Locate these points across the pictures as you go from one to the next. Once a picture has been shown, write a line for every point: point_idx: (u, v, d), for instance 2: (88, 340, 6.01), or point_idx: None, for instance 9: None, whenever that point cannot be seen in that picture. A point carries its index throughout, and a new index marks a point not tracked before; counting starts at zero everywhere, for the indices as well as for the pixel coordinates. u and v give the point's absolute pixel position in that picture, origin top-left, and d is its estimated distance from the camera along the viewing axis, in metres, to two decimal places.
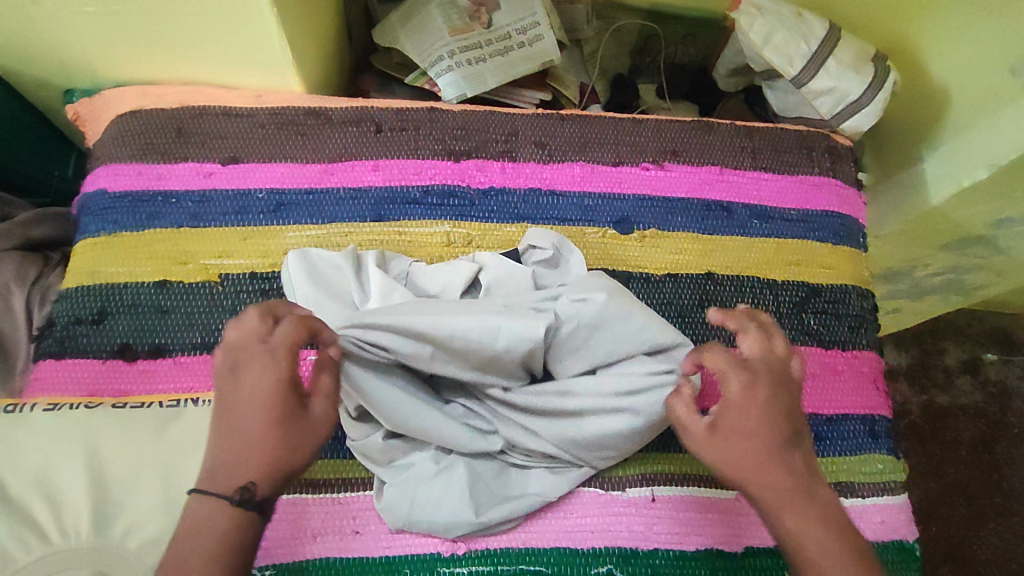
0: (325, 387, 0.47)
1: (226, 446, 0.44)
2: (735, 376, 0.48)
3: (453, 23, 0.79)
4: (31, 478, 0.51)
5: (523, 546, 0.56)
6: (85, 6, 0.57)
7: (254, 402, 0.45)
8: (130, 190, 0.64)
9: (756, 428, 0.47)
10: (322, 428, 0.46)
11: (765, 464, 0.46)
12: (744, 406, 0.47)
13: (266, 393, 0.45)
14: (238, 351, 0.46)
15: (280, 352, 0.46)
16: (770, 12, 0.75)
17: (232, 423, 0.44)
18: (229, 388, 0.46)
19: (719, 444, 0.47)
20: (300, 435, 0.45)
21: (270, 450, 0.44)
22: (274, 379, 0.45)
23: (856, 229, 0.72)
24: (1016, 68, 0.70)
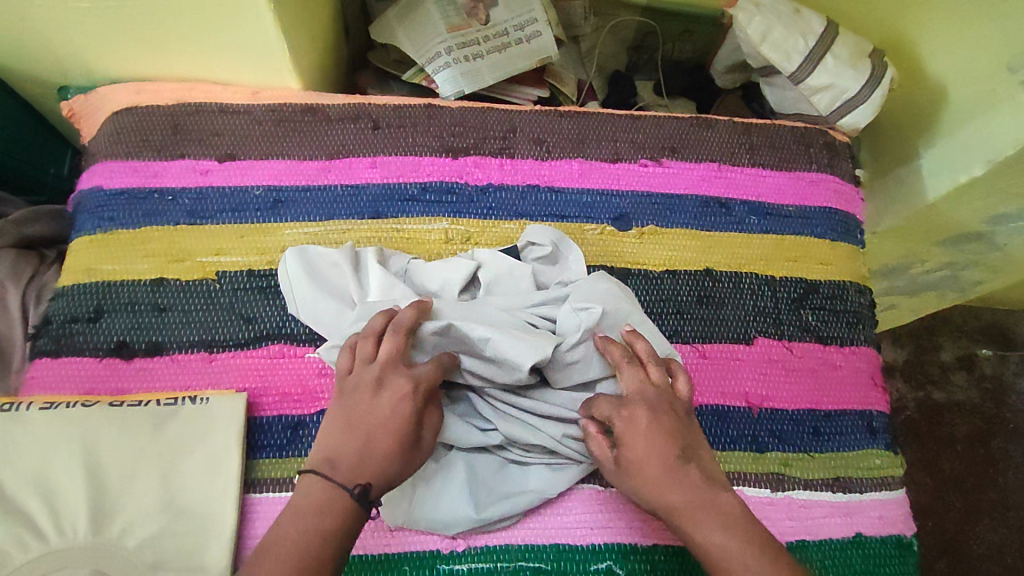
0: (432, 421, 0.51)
1: (348, 459, 0.47)
2: (621, 413, 0.50)
3: (451, 20, 0.79)
4: (29, 478, 0.51)
5: (523, 542, 0.56)
6: (79, 2, 0.57)
7: (388, 426, 0.48)
8: (126, 187, 0.64)
9: (646, 455, 0.48)
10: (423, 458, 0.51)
11: (659, 490, 0.47)
12: (637, 438, 0.49)
13: (398, 419, 0.48)
14: (376, 371, 0.50)
15: (422, 384, 0.50)
16: (769, 7, 0.75)
17: (363, 439, 0.47)
18: (360, 404, 0.48)
19: (621, 478, 0.50)
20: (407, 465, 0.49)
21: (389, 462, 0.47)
22: (409, 403, 0.49)
23: (854, 225, 0.72)
24: (1012, 66, 0.70)
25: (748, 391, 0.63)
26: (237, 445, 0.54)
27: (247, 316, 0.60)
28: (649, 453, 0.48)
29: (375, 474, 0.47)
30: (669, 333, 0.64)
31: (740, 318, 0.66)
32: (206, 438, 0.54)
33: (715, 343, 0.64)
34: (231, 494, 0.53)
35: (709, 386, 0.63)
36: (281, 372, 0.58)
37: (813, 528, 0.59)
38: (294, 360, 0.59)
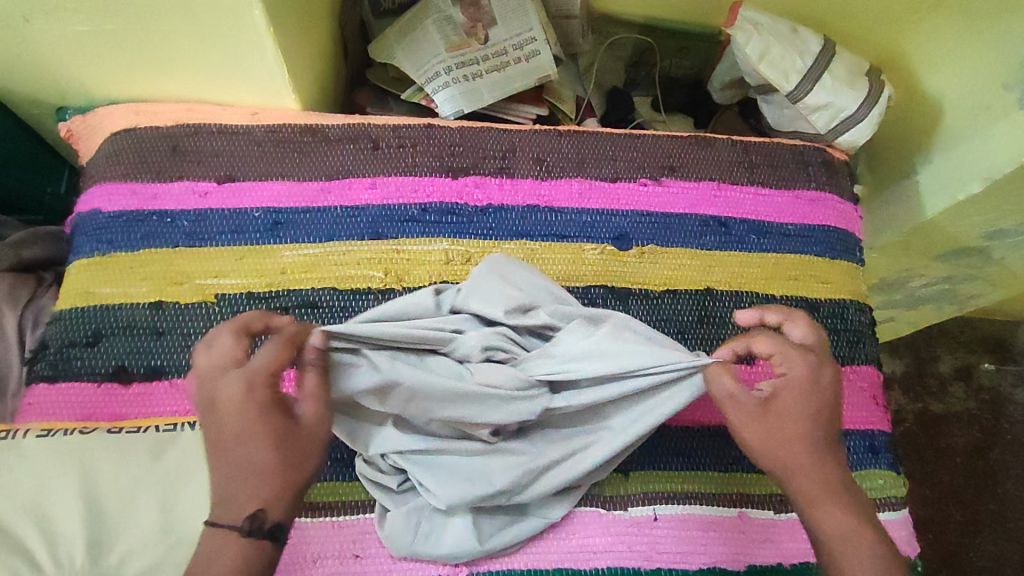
0: (308, 388, 0.47)
1: (221, 480, 0.44)
2: (793, 360, 0.50)
3: (450, 39, 0.79)
4: (26, 507, 0.50)
5: (526, 567, 0.55)
6: (80, 25, 0.57)
7: (240, 435, 0.44)
8: (125, 209, 0.63)
9: (797, 414, 0.49)
10: (317, 432, 0.46)
11: (785, 452, 0.48)
12: (792, 391, 0.50)
13: (252, 419, 0.44)
14: (206, 378, 0.46)
15: (258, 378, 0.45)
16: (765, 27, 0.76)
17: (228, 467, 0.44)
18: (212, 423, 0.45)
19: (757, 423, 0.49)
20: (296, 451, 0.44)
21: (280, 463, 0.44)
22: (267, 397, 0.45)
23: (853, 243, 0.72)
24: (1009, 84, 0.70)
25: None
26: None
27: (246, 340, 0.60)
28: (795, 411, 0.49)
29: (264, 494, 0.43)
30: None
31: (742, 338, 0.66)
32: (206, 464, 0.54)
33: None
34: None
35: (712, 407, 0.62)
36: None
37: None
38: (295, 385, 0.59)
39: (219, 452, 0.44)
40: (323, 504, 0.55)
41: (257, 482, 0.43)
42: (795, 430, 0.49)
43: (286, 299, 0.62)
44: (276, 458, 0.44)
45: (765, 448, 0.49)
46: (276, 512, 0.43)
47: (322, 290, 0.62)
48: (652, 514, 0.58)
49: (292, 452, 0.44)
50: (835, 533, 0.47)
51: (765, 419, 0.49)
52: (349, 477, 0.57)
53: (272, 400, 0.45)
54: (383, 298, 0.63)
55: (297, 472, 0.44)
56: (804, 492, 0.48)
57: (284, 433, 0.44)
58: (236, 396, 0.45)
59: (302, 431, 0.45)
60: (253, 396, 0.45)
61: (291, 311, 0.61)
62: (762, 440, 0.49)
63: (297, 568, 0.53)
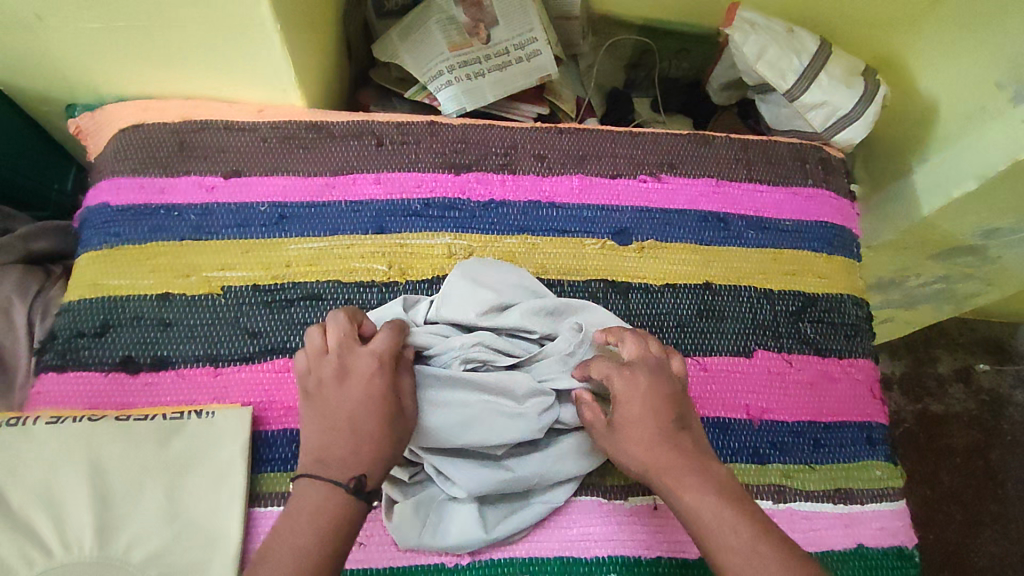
0: (408, 388, 0.52)
1: (336, 442, 0.49)
2: (635, 369, 0.52)
3: (453, 39, 0.81)
4: (35, 493, 0.51)
5: (527, 556, 0.56)
6: (91, 22, 0.58)
7: (366, 406, 0.49)
8: (132, 203, 0.65)
9: (639, 419, 0.50)
10: (414, 421, 0.52)
11: (636, 459, 0.50)
12: (635, 398, 0.51)
13: (376, 397, 0.50)
14: (335, 355, 0.51)
15: (386, 360, 0.51)
16: (762, 28, 0.77)
17: (348, 431, 0.49)
18: (333, 394, 0.50)
19: (611, 438, 0.52)
20: (400, 431, 0.50)
21: (387, 441, 0.49)
22: (388, 380, 0.51)
23: (850, 239, 0.73)
24: (1002, 82, 0.71)
25: (747, 403, 0.64)
26: (243, 460, 0.55)
27: (252, 331, 0.61)
28: (627, 420, 0.51)
29: (369, 459, 0.48)
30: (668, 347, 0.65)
31: (740, 331, 0.66)
32: (213, 452, 0.55)
33: (718, 356, 0.65)
34: (235, 509, 0.53)
35: (711, 400, 0.63)
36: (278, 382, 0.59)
37: (815, 539, 0.60)
38: None
39: (334, 421, 0.49)
40: None
41: (364, 449, 0.48)
42: (647, 438, 0.50)
43: (291, 291, 0.63)
44: (385, 436, 0.49)
45: (622, 460, 0.51)
46: (377, 477, 0.48)
47: (327, 283, 0.63)
48: (652, 504, 0.58)
49: (393, 436, 0.50)
50: (709, 525, 0.46)
51: (616, 431, 0.51)
52: None
53: (389, 381, 0.51)
54: (387, 291, 0.64)
55: (394, 452, 0.50)
56: (671, 489, 0.48)
57: (393, 415, 0.50)
58: (366, 369, 0.50)
59: (404, 421, 0.51)
60: (384, 373, 0.50)
61: (296, 303, 0.62)
62: (620, 452, 0.51)
63: None
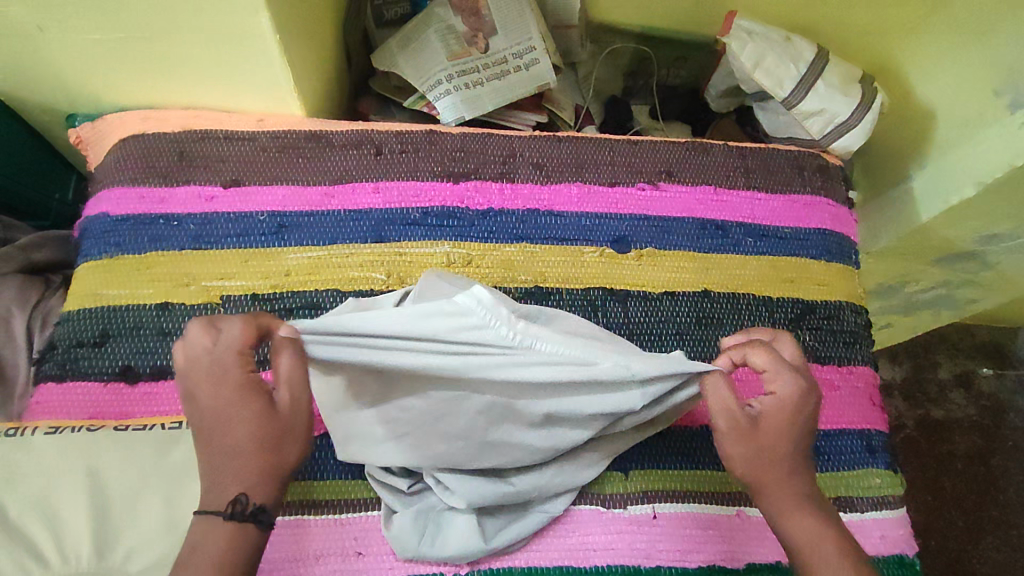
0: (290, 375, 0.43)
1: (216, 462, 0.42)
2: (782, 377, 0.48)
3: (451, 48, 0.81)
4: (33, 503, 0.51)
5: (526, 565, 0.56)
6: (91, 33, 0.58)
7: (230, 420, 0.42)
8: (131, 213, 0.65)
9: (781, 431, 0.48)
10: (300, 418, 0.44)
11: (764, 468, 0.48)
12: (780, 412, 0.48)
13: (238, 409, 0.42)
14: (189, 370, 0.43)
15: (230, 355, 0.43)
16: (760, 36, 0.78)
17: (218, 451, 0.42)
18: (196, 410, 0.43)
19: (739, 437, 0.48)
20: (278, 434, 0.43)
21: (260, 447, 0.42)
22: (241, 374, 0.43)
23: (848, 246, 0.73)
24: (1000, 90, 0.72)
25: None
26: None
27: None
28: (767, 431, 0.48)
29: (245, 477, 0.42)
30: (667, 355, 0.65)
31: None
32: None
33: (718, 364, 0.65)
34: None
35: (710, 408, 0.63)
36: None
37: None
38: None
39: (208, 441, 0.43)
40: (324, 502, 0.56)
41: (235, 461, 0.42)
42: (780, 449, 0.48)
43: (290, 300, 0.63)
44: (252, 442, 0.42)
45: (743, 462, 0.48)
46: (262, 495, 0.43)
47: (326, 292, 0.63)
48: (651, 512, 0.58)
49: (270, 441, 0.42)
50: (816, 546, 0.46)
51: (754, 437, 0.48)
52: (350, 476, 0.57)
53: (247, 378, 0.43)
54: None
55: (273, 457, 0.43)
56: (781, 507, 0.48)
57: (263, 421, 0.42)
58: (211, 371, 0.42)
59: (280, 418, 0.43)
60: (230, 372, 0.42)
61: (295, 312, 0.62)
62: (748, 455, 0.48)
63: (299, 565, 0.54)
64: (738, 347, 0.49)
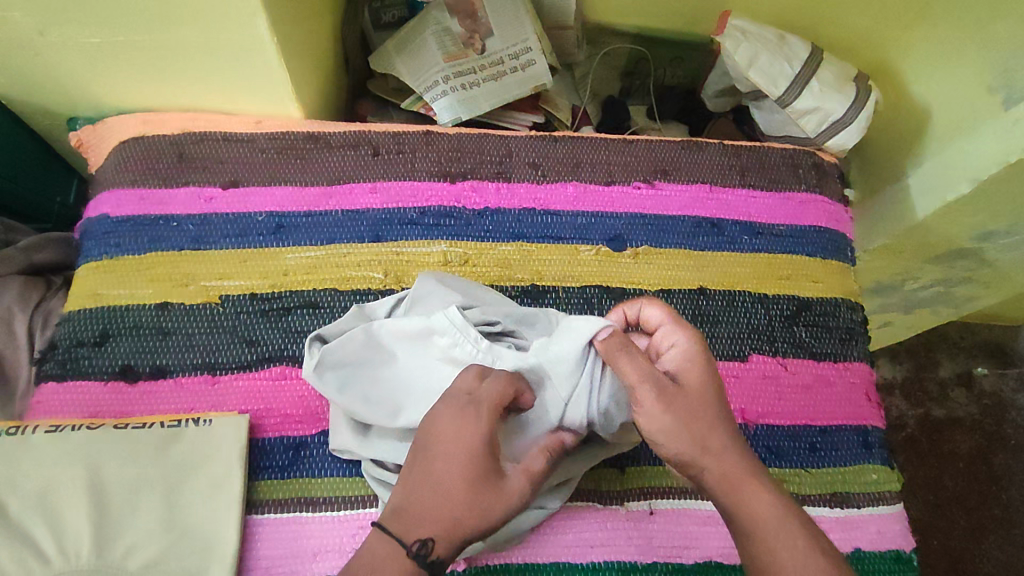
0: (531, 466, 0.47)
1: (422, 498, 0.44)
2: (678, 331, 0.50)
3: (448, 50, 0.82)
4: (33, 501, 0.52)
5: (524, 561, 0.56)
6: (92, 37, 0.59)
7: (455, 464, 0.45)
8: (132, 214, 0.65)
9: (698, 386, 0.48)
10: (513, 500, 0.45)
11: (685, 431, 0.46)
12: (689, 365, 0.49)
13: (468, 453, 0.45)
14: (445, 401, 0.47)
15: (485, 406, 0.46)
16: (754, 35, 0.78)
17: (433, 490, 0.44)
18: (430, 444, 0.46)
19: (661, 400, 0.46)
20: (490, 502, 0.44)
21: (466, 506, 0.44)
22: (489, 436, 0.45)
23: (844, 244, 0.73)
24: (993, 86, 0.72)
25: (743, 408, 0.64)
26: (239, 466, 0.55)
27: (250, 339, 0.61)
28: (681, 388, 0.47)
29: (435, 525, 0.43)
30: None
31: (734, 336, 0.67)
32: (209, 459, 0.55)
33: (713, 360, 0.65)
34: (232, 517, 0.54)
35: None
36: (276, 390, 0.60)
37: None
38: (297, 382, 0.60)
39: (427, 474, 0.45)
40: (323, 499, 0.56)
41: (439, 510, 0.44)
42: (702, 405, 0.47)
43: (288, 299, 0.63)
44: (463, 499, 0.44)
45: (665, 428, 0.46)
46: (442, 551, 0.43)
47: (324, 291, 0.64)
48: (648, 509, 0.59)
49: (482, 506, 0.44)
50: (770, 517, 0.44)
51: (674, 397, 0.47)
52: (349, 474, 0.57)
53: (489, 440, 0.45)
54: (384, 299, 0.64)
55: (475, 525, 0.44)
56: (724, 479, 0.46)
57: (485, 482, 0.44)
58: (478, 426, 0.45)
59: (502, 496, 0.45)
60: (482, 426, 0.45)
61: (293, 311, 0.63)
62: (667, 419, 0.46)
63: (298, 562, 0.54)
64: (632, 306, 0.53)
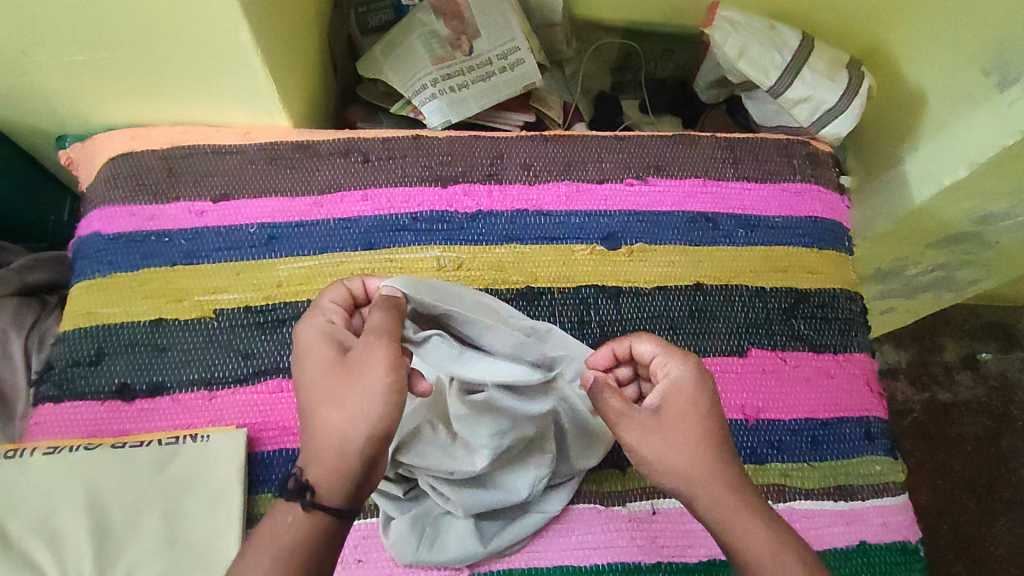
0: (375, 324, 0.45)
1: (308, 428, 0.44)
2: (674, 358, 0.48)
3: (435, 52, 0.81)
4: (33, 524, 0.53)
5: (527, 566, 0.56)
6: (75, 56, 0.59)
7: (316, 378, 0.44)
8: (123, 231, 0.65)
9: (688, 423, 0.46)
10: (366, 372, 0.43)
11: (700, 406, 0.47)
12: (685, 394, 0.47)
13: (317, 357, 0.45)
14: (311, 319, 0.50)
15: (317, 305, 0.50)
16: (743, 26, 0.78)
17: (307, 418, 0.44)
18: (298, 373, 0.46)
19: (685, 361, 0.48)
20: (344, 392, 0.43)
21: (327, 398, 0.43)
22: (318, 328, 0.47)
23: (840, 233, 0.73)
24: (988, 69, 0.71)
25: (743, 403, 0.64)
26: (239, 481, 0.56)
27: (245, 352, 0.61)
28: (699, 361, 0.48)
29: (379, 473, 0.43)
30: None
31: (733, 331, 0.66)
32: (209, 475, 0.56)
33: (710, 356, 0.65)
34: (233, 531, 0.54)
35: None
36: (274, 404, 0.60)
37: (816, 538, 0.60)
38: (295, 394, 0.60)
39: (304, 399, 0.45)
40: None
41: (313, 426, 0.43)
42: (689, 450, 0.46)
43: (282, 311, 0.63)
44: (322, 402, 0.43)
45: (688, 390, 0.47)
46: None
47: None
48: (651, 508, 0.59)
49: (334, 394, 0.43)
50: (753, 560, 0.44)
51: (686, 395, 0.47)
52: None
53: (319, 329, 0.47)
54: None
55: (338, 422, 0.42)
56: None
57: (337, 373, 0.44)
58: (317, 318, 0.48)
59: (351, 375, 0.43)
60: (313, 319, 0.48)
61: (288, 323, 0.63)
62: (694, 385, 0.47)
63: None
64: (620, 342, 0.51)
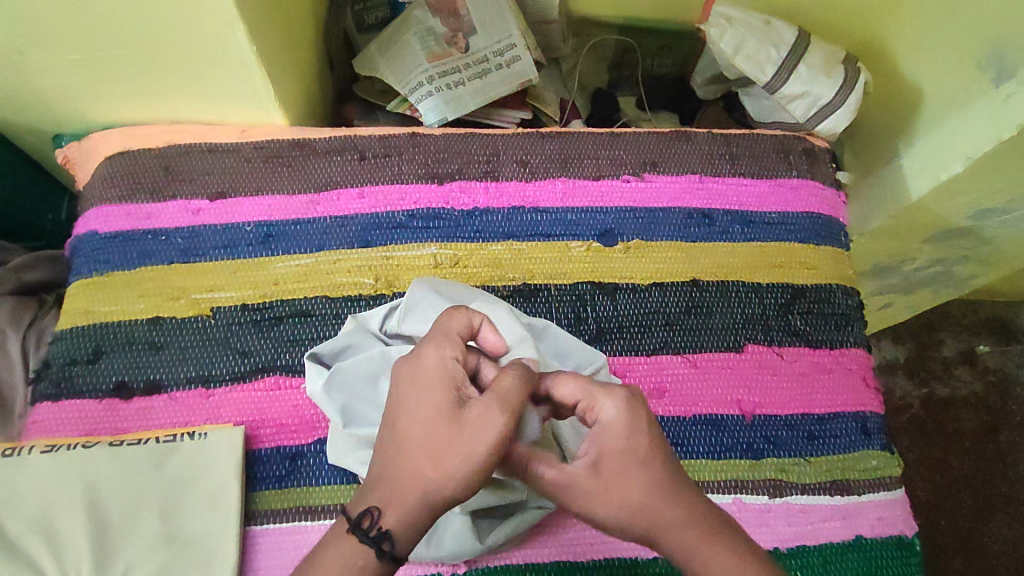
0: (503, 388, 0.43)
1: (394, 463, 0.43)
2: (602, 397, 0.45)
3: (432, 50, 0.81)
4: (32, 522, 0.53)
5: (523, 561, 0.56)
6: (70, 54, 0.59)
7: (424, 416, 0.44)
8: (120, 230, 0.65)
9: (627, 468, 0.43)
10: (482, 436, 0.42)
11: (634, 445, 0.43)
12: (620, 436, 0.44)
13: (433, 399, 0.44)
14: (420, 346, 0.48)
15: (448, 333, 0.48)
16: (739, 21, 0.77)
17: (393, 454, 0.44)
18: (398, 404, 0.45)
19: (612, 395, 0.45)
20: (451, 444, 0.42)
21: (422, 443, 0.43)
22: (438, 366, 0.45)
23: (837, 228, 0.73)
24: (984, 64, 0.71)
25: (740, 399, 0.64)
26: (236, 479, 0.56)
27: (243, 351, 0.61)
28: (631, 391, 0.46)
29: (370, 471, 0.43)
30: (658, 344, 0.65)
31: (729, 326, 0.66)
32: (206, 473, 0.56)
33: (707, 352, 0.65)
34: (230, 529, 0.54)
35: (700, 396, 0.63)
36: (271, 402, 0.60)
37: (812, 533, 0.60)
38: (292, 392, 0.60)
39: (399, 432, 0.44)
40: (322, 507, 0.57)
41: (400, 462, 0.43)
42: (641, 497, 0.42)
43: (279, 309, 0.63)
44: (421, 445, 0.43)
45: (625, 432, 0.44)
46: (375, 487, 0.43)
47: (314, 298, 0.64)
48: None
49: (442, 442, 0.42)
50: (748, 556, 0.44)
51: (622, 435, 0.44)
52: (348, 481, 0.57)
53: (438, 368, 0.45)
54: (375, 304, 0.64)
55: (428, 471, 0.42)
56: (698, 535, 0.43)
57: (453, 422, 0.43)
58: (438, 351, 0.46)
59: (462, 430, 0.42)
60: (432, 352, 0.46)
61: (285, 320, 0.63)
62: (625, 419, 0.44)
63: None
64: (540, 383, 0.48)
